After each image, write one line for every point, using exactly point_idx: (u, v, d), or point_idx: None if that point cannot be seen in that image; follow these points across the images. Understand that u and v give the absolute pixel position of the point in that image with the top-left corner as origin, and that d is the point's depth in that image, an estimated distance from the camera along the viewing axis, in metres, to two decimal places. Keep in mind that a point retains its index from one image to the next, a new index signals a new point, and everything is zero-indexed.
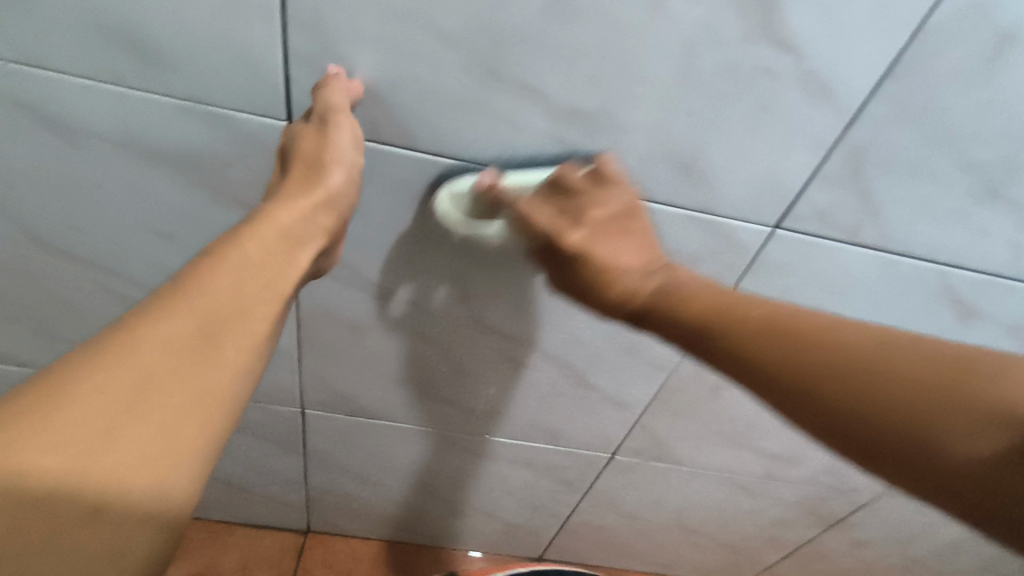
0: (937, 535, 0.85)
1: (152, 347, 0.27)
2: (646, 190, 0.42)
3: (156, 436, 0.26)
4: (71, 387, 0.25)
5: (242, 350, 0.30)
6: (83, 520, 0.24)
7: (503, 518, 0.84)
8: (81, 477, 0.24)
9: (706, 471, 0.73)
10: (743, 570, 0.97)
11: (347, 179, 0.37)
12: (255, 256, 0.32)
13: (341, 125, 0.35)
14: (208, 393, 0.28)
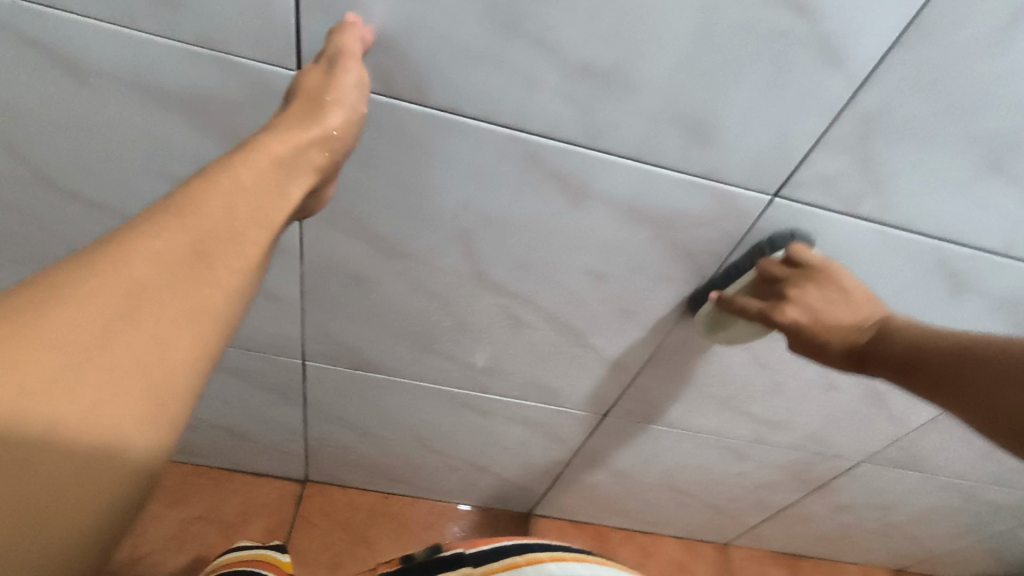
0: (913, 502, 0.89)
1: (144, 260, 0.26)
2: (655, 151, 0.43)
3: (144, 350, 0.25)
4: (60, 294, 0.24)
5: (236, 273, 0.29)
6: (60, 442, 0.22)
7: (498, 472, 0.86)
8: (65, 390, 0.23)
9: (697, 433, 0.75)
10: (726, 530, 1.00)
11: (348, 121, 0.38)
12: (249, 181, 0.31)
13: (348, 69, 0.36)
14: (198, 311, 0.27)
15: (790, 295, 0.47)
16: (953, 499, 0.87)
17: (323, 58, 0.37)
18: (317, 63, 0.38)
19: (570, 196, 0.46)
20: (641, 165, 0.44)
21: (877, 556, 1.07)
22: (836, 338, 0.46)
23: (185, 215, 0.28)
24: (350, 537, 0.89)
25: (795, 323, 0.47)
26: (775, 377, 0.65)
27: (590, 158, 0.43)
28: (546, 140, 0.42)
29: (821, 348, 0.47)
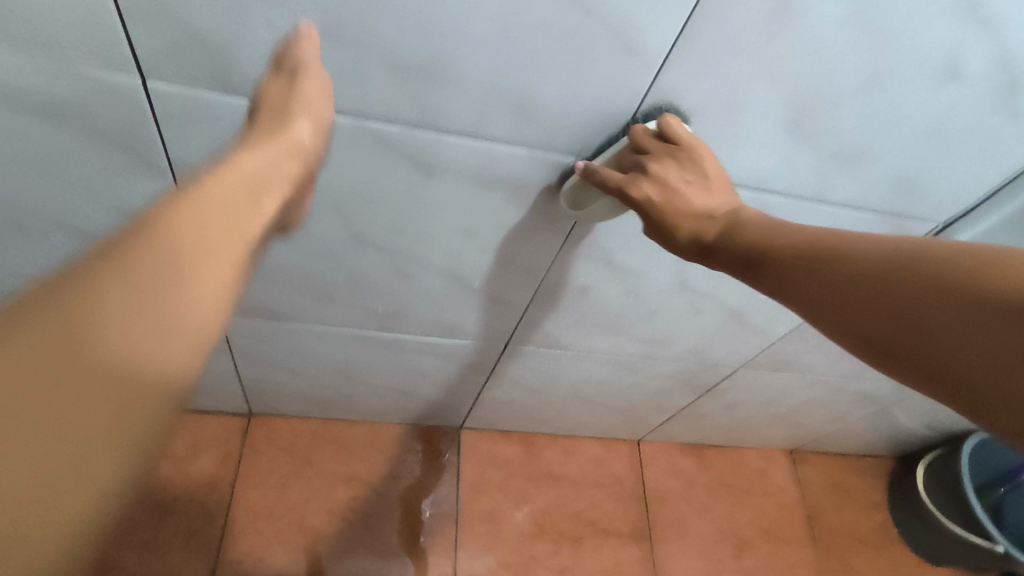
0: (792, 396, 1.01)
1: (123, 273, 0.30)
2: (488, 129, 0.47)
3: (127, 356, 0.29)
4: (57, 303, 0.28)
5: (214, 300, 0.33)
6: (59, 429, 0.27)
7: (423, 397, 0.96)
8: (62, 385, 0.27)
9: (591, 353, 0.84)
10: (638, 429, 1.13)
11: (314, 130, 0.43)
12: (220, 196, 0.35)
13: (309, 78, 0.41)
14: (180, 330, 0.31)
15: (649, 169, 0.45)
16: (826, 391, 1.00)
17: (282, 70, 0.41)
18: (275, 74, 0.42)
19: (423, 169, 0.51)
20: (481, 142, 0.49)
21: (772, 439, 1.22)
22: (687, 224, 0.46)
23: (161, 230, 0.32)
24: (297, 459, 1.00)
25: (641, 201, 0.45)
26: (646, 305, 0.73)
27: (433, 138, 0.48)
28: (389, 125, 0.47)
29: (668, 231, 0.46)
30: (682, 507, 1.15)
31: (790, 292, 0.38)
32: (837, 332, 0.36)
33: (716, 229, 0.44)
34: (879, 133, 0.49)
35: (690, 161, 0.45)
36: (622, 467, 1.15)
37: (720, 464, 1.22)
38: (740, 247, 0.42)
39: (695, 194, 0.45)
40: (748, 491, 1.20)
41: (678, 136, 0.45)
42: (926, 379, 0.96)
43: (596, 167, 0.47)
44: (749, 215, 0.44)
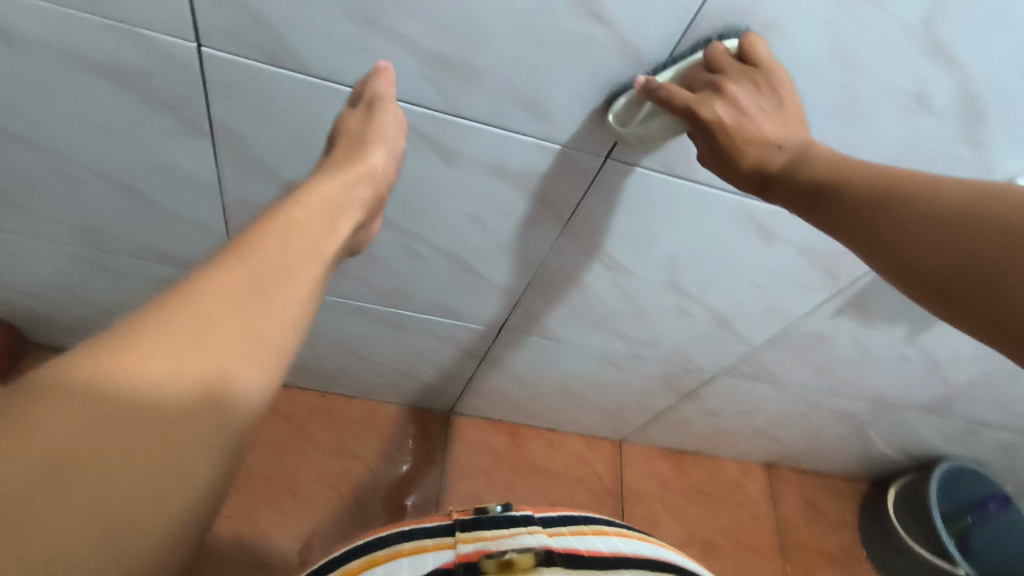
0: (770, 407, 1.06)
1: (215, 290, 0.34)
2: (502, 120, 0.52)
3: (223, 355, 0.33)
4: (165, 315, 0.33)
5: (298, 313, 0.37)
6: (164, 430, 0.30)
7: (418, 377, 1.00)
8: (165, 384, 0.31)
9: (580, 347, 0.89)
10: (620, 429, 1.18)
11: (387, 159, 0.50)
12: (302, 218, 0.41)
13: (386, 109, 0.48)
14: (269, 337, 0.35)
15: (726, 90, 0.46)
16: (802, 405, 1.05)
17: (361, 102, 0.49)
18: (354, 107, 0.50)
19: (440, 152, 0.56)
20: (495, 130, 0.54)
21: (750, 452, 1.26)
22: (750, 156, 0.47)
23: (245, 253, 0.37)
24: (292, 429, 1.04)
25: (717, 123, 0.46)
26: (635, 303, 0.78)
27: (453, 124, 0.53)
28: (414, 108, 0.52)
29: (731, 159, 0.48)
30: (656, 509, 1.20)
31: (861, 232, 0.42)
32: (897, 275, 0.40)
33: (784, 160, 0.47)
34: (852, 153, 0.54)
35: (770, 91, 0.46)
36: (602, 466, 1.20)
37: (697, 471, 1.26)
38: (802, 181, 0.46)
39: (769, 125, 0.47)
40: (721, 500, 1.25)
41: (760, 56, 0.46)
42: (898, 401, 1.01)
43: (667, 85, 0.47)
44: (818, 148, 0.46)
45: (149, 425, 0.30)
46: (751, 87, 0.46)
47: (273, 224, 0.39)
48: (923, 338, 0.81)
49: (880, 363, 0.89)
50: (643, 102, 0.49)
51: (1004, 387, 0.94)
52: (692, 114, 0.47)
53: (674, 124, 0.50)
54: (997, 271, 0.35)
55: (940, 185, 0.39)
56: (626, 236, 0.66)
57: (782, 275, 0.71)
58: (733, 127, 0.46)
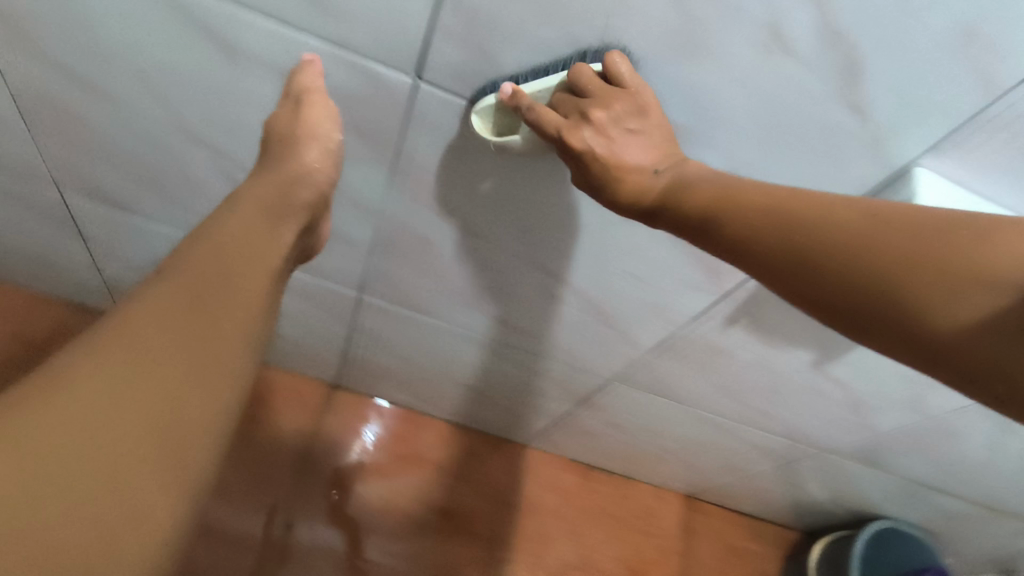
0: (677, 430, 0.95)
1: (141, 332, 0.36)
2: (280, 12, 0.43)
3: (158, 401, 0.35)
4: (68, 378, 0.34)
5: (241, 319, 0.39)
6: (102, 478, 0.32)
7: (290, 336, 0.95)
8: (89, 434, 0.32)
9: (450, 326, 0.82)
10: (521, 431, 1.09)
11: (322, 156, 0.48)
12: (230, 236, 0.41)
13: (312, 102, 0.46)
14: (216, 350, 0.38)
15: (590, 116, 0.44)
16: (713, 433, 0.93)
17: (289, 97, 0.46)
18: (286, 101, 0.47)
19: None
20: (277, 27, 0.44)
21: (668, 479, 1.15)
22: (628, 186, 0.46)
23: (181, 284, 0.39)
24: None
25: (586, 151, 0.44)
26: (494, 277, 0.70)
27: (227, 13, 0.44)
28: None
29: (606, 185, 0.46)
30: (545, 521, 1.12)
31: (759, 257, 0.39)
32: (800, 298, 0.38)
33: (660, 188, 0.45)
34: (706, 106, 0.44)
35: (643, 115, 0.44)
36: (494, 466, 1.13)
37: (605, 490, 1.15)
38: (687, 210, 0.43)
39: (639, 151, 0.45)
40: (625, 525, 1.14)
41: (623, 81, 0.42)
42: (820, 444, 0.88)
43: (530, 103, 0.44)
44: (692, 171, 0.45)
45: (116, 426, 0.33)
46: (620, 114, 0.43)
47: (201, 242, 0.41)
48: (834, 369, 0.70)
49: (789, 395, 0.77)
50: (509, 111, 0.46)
51: (939, 446, 0.81)
52: (559, 139, 0.45)
53: (544, 142, 0.48)
54: (908, 300, 0.34)
55: (837, 218, 0.37)
56: (458, 198, 0.59)
57: (649, 265, 0.62)
58: (602, 155, 0.45)
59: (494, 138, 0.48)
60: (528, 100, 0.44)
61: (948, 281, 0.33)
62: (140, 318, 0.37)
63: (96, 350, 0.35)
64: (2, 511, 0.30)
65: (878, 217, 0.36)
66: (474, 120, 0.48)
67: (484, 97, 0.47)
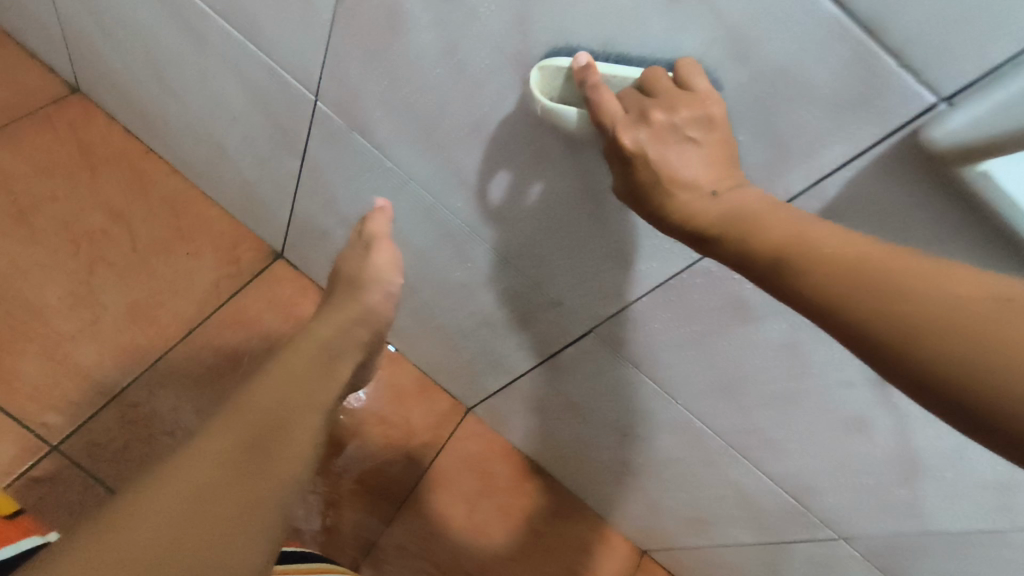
0: (652, 441, 0.71)
1: (205, 458, 0.42)
2: None
3: (210, 553, 0.38)
4: (149, 497, 0.39)
5: (291, 462, 0.44)
6: (171, 556, 0.37)
7: (234, 165, 0.75)
8: (161, 543, 0.37)
9: (409, 181, 0.61)
10: (467, 390, 0.86)
11: (383, 300, 0.57)
12: (300, 366, 0.50)
13: (382, 247, 0.59)
14: (285, 443, 0.45)
15: (649, 115, 0.37)
16: (695, 462, 0.70)
17: (361, 240, 0.59)
18: (354, 247, 0.60)
19: None
20: None
21: (620, 518, 0.90)
22: (680, 208, 0.37)
23: (234, 414, 0.45)
24: (81, 160, 0.80)
25: (633, 157, 0.38)
26: (477, 106, 0.49)
27: None
28: None
29: (657, 207, 0.38)
30: (458, 508, 0.86)
31: (854, 333, 0.29)
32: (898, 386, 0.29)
33: (715, 212, 0.36)
34: None
35: (711, 127, 0.37)
36: (421, 420, 0.87)
37: (542, 504, 0.90)
38: (752, 254, 0.34)
39: (694, 163, 0.37)
40: (551, 552, 0.89)
41: (694, 86, 0.37)
42: (827, 521, 0.65)
43: (598, 83, 0.39)
44: (763, 212, 0.35)
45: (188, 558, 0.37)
46: (685, 119, 0.36)
47: (280, 364, 0.50)
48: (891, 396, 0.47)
49: (816, 424, 0.54)
50: (577, 85, 0.41)
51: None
52: (608, 136, 0.39)
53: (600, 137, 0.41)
54: None
55: (932, 295, 0.27)
56: None
57: None
58: (650, 162, 0.37)
59: (549, 104, 0.42)
60: (597, 78, 0.39)
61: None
62: (235, 422, 0.44)
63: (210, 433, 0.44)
64: None
65: (1011, 304, 0.26)
66: (535, 75, 0.42)
67: (556, 57, 0.41)
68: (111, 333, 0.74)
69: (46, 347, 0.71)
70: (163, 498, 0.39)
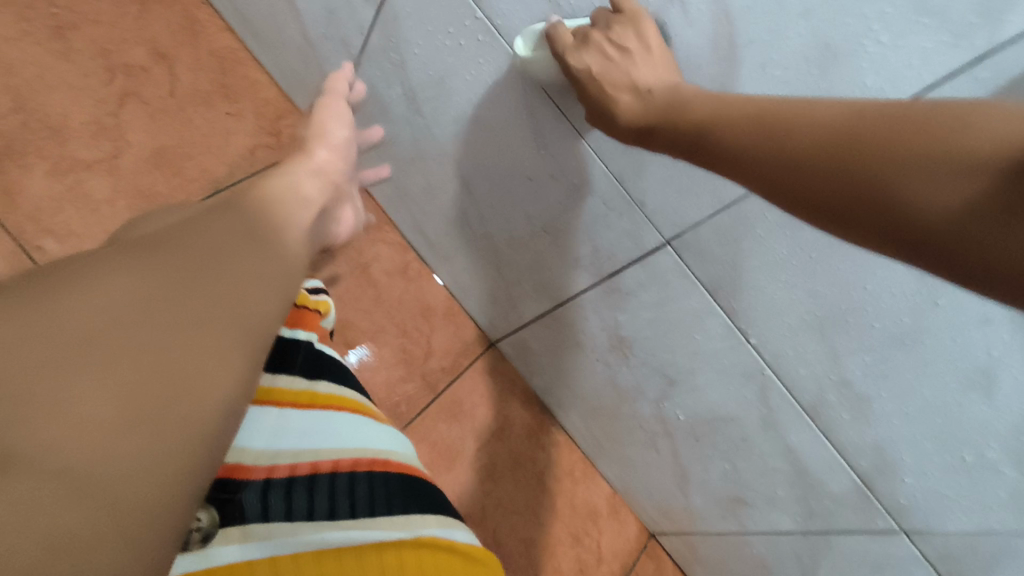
0: (708, 396, 0.63)
1: (215, 230, 0.33)
2: None
3: (203, 340, 0.28)
4: (147, 251, 0.30)
5: (263, 273, 0.33)
6: (179, 323, 0.28)
7: (296, 17, 0.67)
8: (159, 310, 0.27)
9: (497, 38, 0.53)
10: (500, 319, 0.78)
11: (331, 154, 0.55)
12: (277, 187, 0.43)
13: (327, 106, 0.60)
14: (270, 261, 0.35)
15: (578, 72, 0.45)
16: (752, 422, 0.61)
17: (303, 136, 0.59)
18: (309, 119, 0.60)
19: None
20: None
21: (633, 490, 0.81)
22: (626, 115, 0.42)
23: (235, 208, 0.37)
24: None
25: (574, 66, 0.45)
26: None
27: None
28: None
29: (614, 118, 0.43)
30: (466, 444, 0.79)
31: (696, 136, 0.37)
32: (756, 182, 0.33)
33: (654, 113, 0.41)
34: None
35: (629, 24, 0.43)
36: (443, 341, 0.80)
37: (556, 460, 0.82)
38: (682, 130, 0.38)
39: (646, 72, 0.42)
40: (554, 513, 0.81)
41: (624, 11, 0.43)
42: (894, 510, 0.56)
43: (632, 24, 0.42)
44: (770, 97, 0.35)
45: (121, 366, 0.25)
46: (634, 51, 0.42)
47: (243, 202, 0.38)
48: None
49: None
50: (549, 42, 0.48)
51: None
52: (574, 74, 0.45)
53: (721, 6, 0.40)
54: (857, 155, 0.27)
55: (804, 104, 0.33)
56: None
57: None
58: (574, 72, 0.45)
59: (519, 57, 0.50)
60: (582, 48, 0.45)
61: (958, 159, 0.24)
62: (159, 250, 0.31)
63: (110, 263, 0.29)
64: (79, 330, 0.25)
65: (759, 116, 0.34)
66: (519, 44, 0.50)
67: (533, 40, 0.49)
68: (130, 172, 0.69)
69: (60, 169, 0.66)
70: (52, 326, 0.25)
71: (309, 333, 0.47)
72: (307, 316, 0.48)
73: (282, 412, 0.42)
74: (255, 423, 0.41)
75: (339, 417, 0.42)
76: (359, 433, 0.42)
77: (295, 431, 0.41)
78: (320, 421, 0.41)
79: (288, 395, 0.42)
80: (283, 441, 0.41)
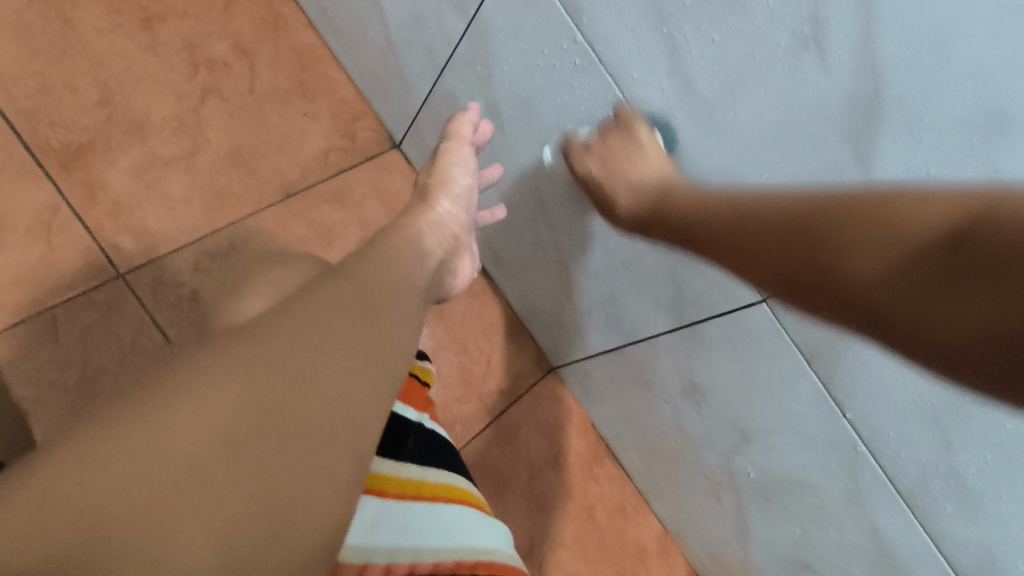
0: (787, 460, 0.58)
1: (326, 308, 0.34)
2: None
3: (309, 449, 0.30)
4: (258, 344, 0.31)
5: (374, 356, 0.34)
6: (283, 434, 0.29)
7: (381, 20, 0.65)
8: (265, 427, 0.29)
9: (596, 64, 0.49)
10: (563, 345, 0.74)
11: (454, 205, 0.53)
12: (393, 241, 0.44)
13: (448, 148, 0.56)
14: (381, 336, 0.35)
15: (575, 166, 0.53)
16: (836, 494, 0.56)
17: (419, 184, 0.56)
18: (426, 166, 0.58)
19: None
20: None
21: (689, 535, 0.77)
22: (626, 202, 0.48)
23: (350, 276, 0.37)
24: None
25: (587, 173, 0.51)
26: None
27: None
28: None
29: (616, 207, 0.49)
30: (518, 470, 0.77)
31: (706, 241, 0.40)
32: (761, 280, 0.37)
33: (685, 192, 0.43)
34: None
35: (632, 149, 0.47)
36: (503, 362, 0.78)
37: (609, 495, 0.79)
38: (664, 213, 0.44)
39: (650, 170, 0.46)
40: (603, 549, 0.78)
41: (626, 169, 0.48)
42: None
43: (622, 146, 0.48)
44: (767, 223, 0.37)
45: (231, 491, 0.27)
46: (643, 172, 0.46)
47: (361, 265, 0.39)
48: None
49: None
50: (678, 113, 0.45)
51: None
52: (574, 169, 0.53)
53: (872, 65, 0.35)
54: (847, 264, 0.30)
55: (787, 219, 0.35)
56: None
57: None
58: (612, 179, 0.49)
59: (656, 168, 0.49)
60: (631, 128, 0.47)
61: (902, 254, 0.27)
62: (266, 351, 0.31)
63: (220, 361, 0.30)
64: (190, 460, 0.27)
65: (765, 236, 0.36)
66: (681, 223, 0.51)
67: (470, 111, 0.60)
68: (206, 170, 0.68)
69: (139, 165, 0.66)
70: (163, 455, 0.26)
71: (417, 412, 0.50)
72: (413, 390, 0.51)
73: (385, 502, 0.43)
74: (362, 512, 0.42)
75: (443, 512, 0.44)
76: (472, 531, 0.45)
77: (400, 525, 0.42)
78: (429, 515, 0.44)
79: (393, 485, 0.44)
80: (389, 536, 0.41)
